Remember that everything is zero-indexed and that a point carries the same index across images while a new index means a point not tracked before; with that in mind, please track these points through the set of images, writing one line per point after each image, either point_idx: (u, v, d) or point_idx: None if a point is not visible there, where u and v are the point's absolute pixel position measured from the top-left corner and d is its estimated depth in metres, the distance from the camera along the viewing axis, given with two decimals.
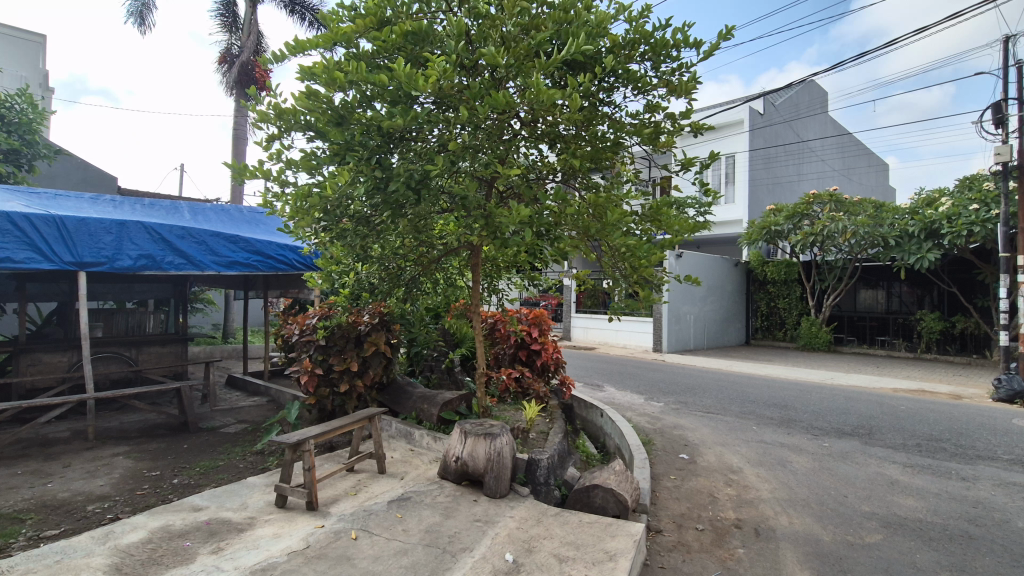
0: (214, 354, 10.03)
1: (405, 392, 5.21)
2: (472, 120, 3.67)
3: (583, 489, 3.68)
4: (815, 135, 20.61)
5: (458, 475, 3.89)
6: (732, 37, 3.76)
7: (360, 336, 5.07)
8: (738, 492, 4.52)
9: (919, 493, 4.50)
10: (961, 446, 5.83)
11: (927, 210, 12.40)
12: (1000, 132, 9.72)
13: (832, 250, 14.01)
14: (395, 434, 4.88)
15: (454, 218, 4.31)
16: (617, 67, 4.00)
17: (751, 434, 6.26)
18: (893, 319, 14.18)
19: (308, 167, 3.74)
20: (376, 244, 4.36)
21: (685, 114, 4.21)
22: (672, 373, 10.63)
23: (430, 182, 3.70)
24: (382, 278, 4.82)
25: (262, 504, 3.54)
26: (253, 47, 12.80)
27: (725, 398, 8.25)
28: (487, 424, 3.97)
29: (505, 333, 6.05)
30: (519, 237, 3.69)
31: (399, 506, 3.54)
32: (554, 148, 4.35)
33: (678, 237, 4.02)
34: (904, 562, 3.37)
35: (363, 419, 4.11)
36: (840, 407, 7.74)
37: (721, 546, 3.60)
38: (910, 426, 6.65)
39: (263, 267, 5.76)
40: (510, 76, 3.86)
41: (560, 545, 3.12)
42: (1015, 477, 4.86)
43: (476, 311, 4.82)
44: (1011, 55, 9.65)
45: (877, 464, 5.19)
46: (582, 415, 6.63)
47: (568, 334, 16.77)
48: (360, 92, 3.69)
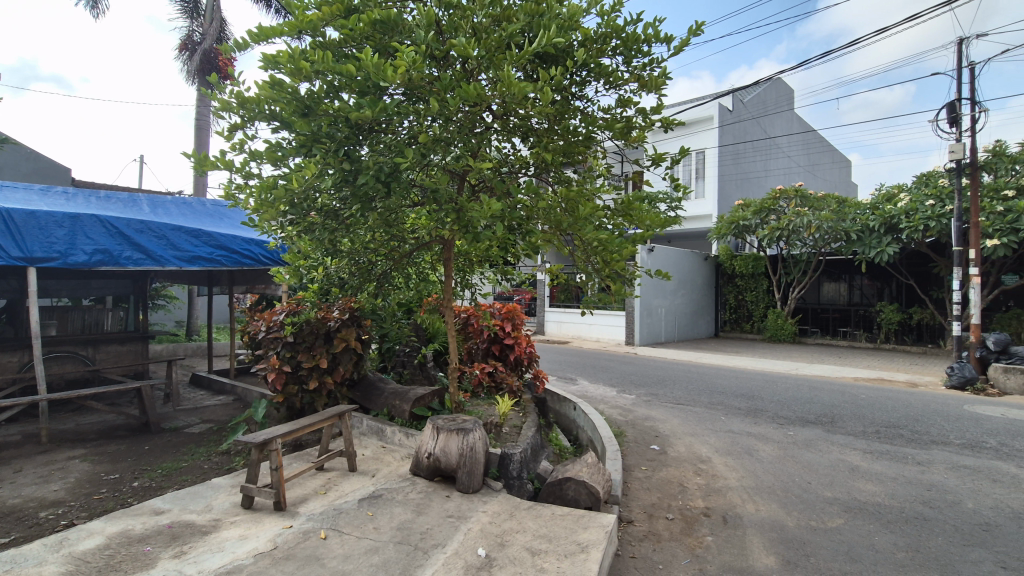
0: (177, 352, 9.71)
1: (376, 388, 5.14)
2: (443, 112, 3.64)
3: (556, 482, 3.70)
4: (781, 132, 21.11)
5: (430, 471, 3.86)
6: (701, 34, 3.81)
7: (329, 332, 4.98)
8: (707, 481, 4.61)
9: (878, 478, 4.68)
10: (916, 432, 6.08)
11: (887, 206, 12.78)
12: (954, 130, 10.11)
13: (797, 244, 14.50)
14: (366, 431, 4.81)
15: (425, 211, 4.27)
16: (588, 61, 3.99)
17: (719, 424, 6.40)
18: (854, 311, 14.68)
19: (274, 159, 3.61)
20: (346, 238, 4.27)
21: (656, 109, 4.23)
22: (644, 366, 10.79)
23: (400, 175, 3.66)
24: (352, 272, 4.73)
25: (228, 506, 3.45)
26: (215, 34, 12.37)
27: (695, 389, 8.43)
28: (459, 420, 3.94)
29: (477, 328, 6.02)
30: (491, 231, 3.65)
31: (370, 504, 3.49)
32: (527, 142, 4.32)
33: (649, 232, 4.07)
34: (864, 545, 3.49)
35: (333, 416, 4.03)
36: (804, 396, 7.98)
37: (690, 534, 3.67)
38: (869, 413, 6.91)
39: (227, 262, 5.59)
40: (481, 68, 3.82)
41: (533, 538, 3.13)
42: (966, 461, 5.09)
43: (448, 305, 4.77)
44: (964, 56, 10.05)
45: (839, 451, 5.38)
46: (555, 409, 6.66)
47: (541, 329, 16.82)
48: (327, 82, 3.60)
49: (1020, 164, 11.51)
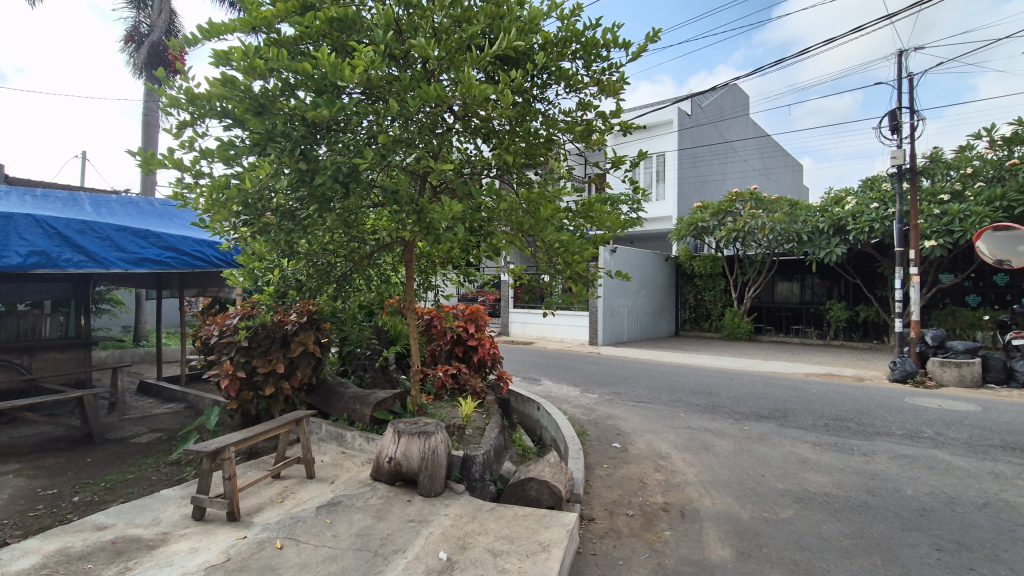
0: (124, 358, 9.27)
1: (335, 392, 5.05)
2: (403, 113, 3.60)
3: (519, 483, 3.72)
4: (737, 136, 21.81)
5: (391, 476, 3.81)
6: (658, 40, 3.90)
7: (286, 336, 4.86)
8: (666, 477, 4.73)
9: (826, 469, 4.89)
10: (861, 424, 6.39)
11: (835, 209, 13.38)
12: (896, 137, 10.69)
13: (752, 245, 14.92)
14: (325, 437, 4.71)
15: (386, 212, 4.21)
16: (548, 64, 4.03)
17: (679, 421, 6.56)
18: (806, 309, 15.31)
19: (225, 158, 3.49)
20: (303, 240, 4.16)
21: (616, 113, 4.31)
22: (607, 365, 10.96)
23: (359, 175, 3.60)
24: (310, 274, 4.63)
25: (177, 518, 3.32)
26: (165, 26, 11.85)
27: (655, 387, 8.62)
28: (421, 423, 3.91)
29: (440, 330, 5.98)
30: (453, 233, 3.63)
31: (328, 511, 3.42)
32: (489, 143, 4.32)
33: (610, 234, 4.15)
34: (812, 534, 3.64)
35: (290, 422, 3.92)
36: (759, 392, 8.27)
37: (649, 529, 3.75)
38: (819, 407, 7.21)
39: (178, 264, 5.35)
40: (442, 69, 3.80)
41: (495, 539, 3.13)
42: (907, 451, 5.38)
43: (410, 307, 4.72)
44: (904, 67, 10.64)
45: (791, 444, 5.60)
46: (519, 409, 6.66)
47: (505, 329, 16.85)
48: (282, 79, 3.51)
49: (954, 169, 12.28)
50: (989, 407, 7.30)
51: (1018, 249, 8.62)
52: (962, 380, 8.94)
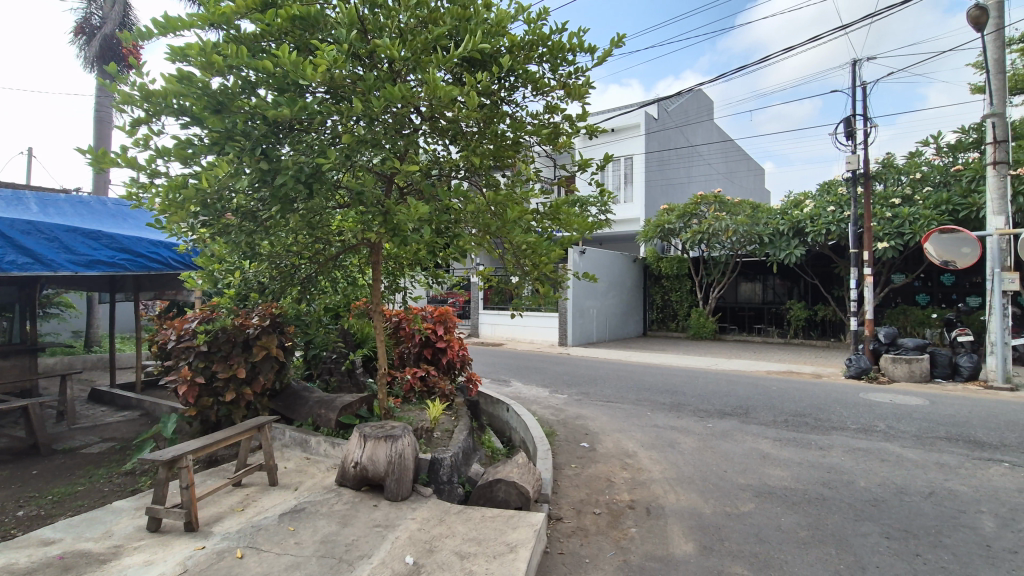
0: (74, 364, 8.87)
1: (300, 397, 4.96)
2: (368, 113, 3.56)
3: (486, 484, 3.72)
4: (702, 140, 22.36)
5: (356, 481, 3.76)
6: (623, 45, 3.97)
7: (248, 340, 4.74)
8: (632, 475, 4.81)
9: (785, 463, 5.05)
10: (819, 419, 6.63)
11: (795, 212, 13.86)
12: (850, 143, 11.15)
13: (716, 246, 15.22)
14: (289, 443, 4.61)
15: (352, 213, 4.15)
16: (515, 67, 4.05)
17: (645, 419, 6.67)
18: (768, 309, 15.80)
19: (183, 157, 3.38)
20: (265, 241, 4.06)
21: (582, 116, 4.35)
22: (576, 365, 11.06)
23: (322, 176, 3.54)
24: (273, 276, 4.53)
25: (131, 530, 3.19)
26: (119, 19, 11.39)
27: (623, 386, 8.74)
28: (387, 426, 3.86)
29: (409, 332, 5.94)
30: (419, 234, 3.60)
31: (291, 518, 3.35)
32: (456, 145, 4.31)
33: (577, 235, 4.20)
34: (770, 526, 3.76)
35: (251, 429, 3.82)
36: (723, 390, 8.49)
37: (616, 527, 3.80)
38: (779, 404, 7.44)
39: (132, 266, 5.16)
40: (408, 69, 3.78)
41: (462, 542, 3.13)
42: (860, 444, 5.60)
43: (377, 309, 4.65)
44: (858, 76, 11.12)
45: (752, 440, 5.76)
46: (489, 411, 6.64)
47: (475, 330, 16.83)
48: (242, 76, 3.43)
49: (905, 174, 12.88)
50: (936, 401, 7.67)
51: (962, 250, 9.07)
52: (912, 375, 9.35)
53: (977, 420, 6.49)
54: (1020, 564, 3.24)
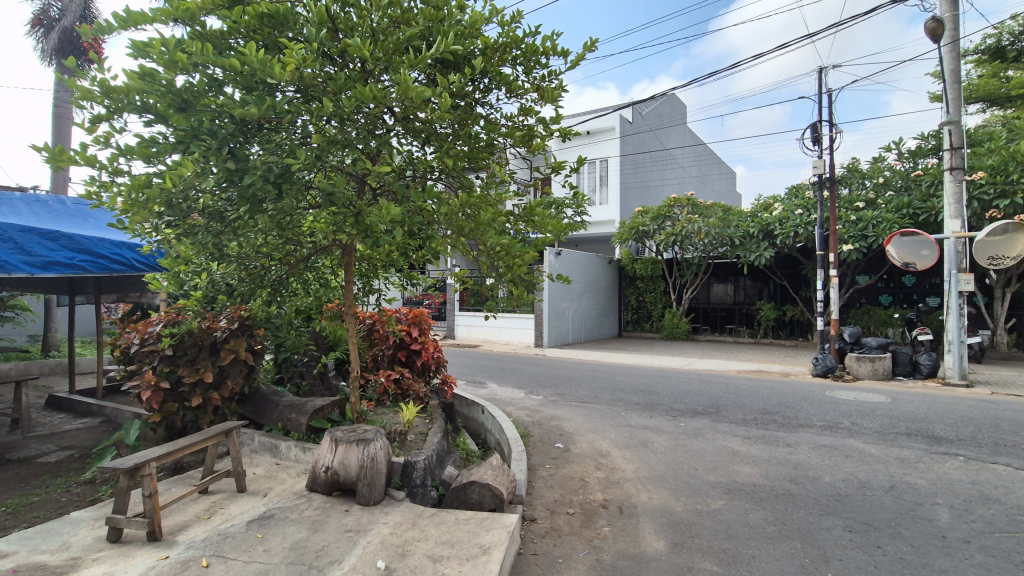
0: (30, 370, 8.51)
1: (270, 401, 4.87)
2: (339, 112, 3.51)
3: (460, 487, 3.71)
4: (675, 144, 22.73)
5: (328, 486, 3.71)
6: (595, 49, 4.01)
7: (215, 343, 4.63)
8: (606, 474, 4.85)
9: (754, 460, 5.17)
10: (787, 417, 6.79)
11: (764, 215, 14.22)
12: (817, 148, 11.48)
13: (689, 248, 15.46)
14: (258, 448, 4.52)
15: (324, 214, 4.10)
16: (488, 69, 4.05)
17: (619, 419, 6.74)
18: (739, 310, 16.15)
19: (146, 156, 3.29)
20: (234, 242, 3.97)
21: (555, 119, 4.38)
22: (552, 367, 11.11)
23: (292, 176, 3.49)
24: (241, 278, 4.44)
25: (90, 541, 3.08)
26: (80, 11, 10.99)
27: (598, 387, 8.82)
28: (360, 430, 3.82)
29: (383, 334, 5.89)
30: (392, 236, 3.57)
31: (260, 525, 3.28)
32: (429, 146, 4.29)
33: (551, 236, 4.22)
34: (739, 522, 3.84)
35: (218, 434, 3.73)
36: (696, 389, 8.64)
37: (589, 527, 3.83)
38: (749, 402, 7.61)
39: (92, 268, 4.99)
40: (380, 70, 3.76)
41: (435, 545, 3.11)
42: (826, 441, 5.77)
43: (350, 311, 4.58)
44: (824, 83, 11.46)
45: (722, 438, 5.88)
46: (464, 413, 6.62)
47: (451, 332, 16.75)
48: (208, 74, 3.36)
49: (869, 179, 13.32)
50: (897, 398, 7.95)
51: (922, 252, 9.43)
52: (875, 373, 9.69)
53: (936, 416, 6.75)
54: (973, 553, 3.38)
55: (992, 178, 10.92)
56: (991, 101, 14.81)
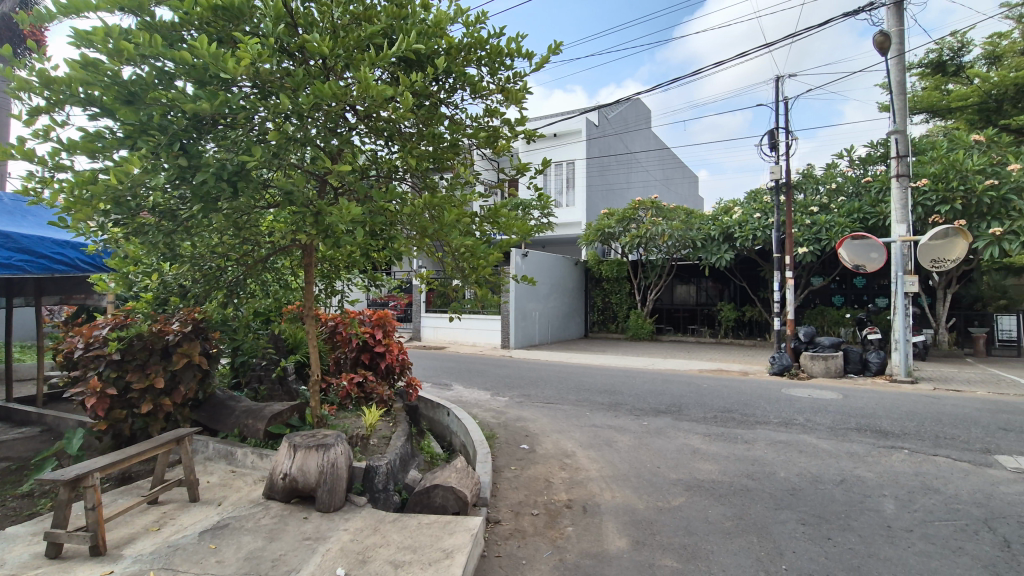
0: None
1: (225, 407, 4.71)
2: (298, 109, 3.43)
3: (424, 490, 3.66)
4: (640, 148, 23.14)
5: (286, 493, 3.60)
6: (559, 52, 4.03)
7: (167, 347, 4.45)
8: (570, 474, 4.89)
9: (713, 457, 5.30)
10: (745, 414, 6.99)
11: (725, 218, 14.63)
12: (774, 154, 11.88)
13: (653, 250, 15.74)
14: (213, 455, 4.37)
15: (283, 214, 4.00)
16: (452, 69, 4.02)
17: (584, 419, 6.81)
18: (701, 310, 16.56)
19: (90, 151, 3.12)
20: (187, 242, 3.84)
21: (520, 121, 4.37)
22: (518, 368, 11.13)
23: (248, 174, 3.38)
24: (195, 279, 4.28)
25: (27, 558, 2.91)
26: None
27: (564, 388, 8.89)
28: (319, 435, 3.73)
29: (346, 337, 5.78)
30: (353, 236, 3.49)
31: (213, 536, 3.16)
32: (393, 146, 4.24)
33: (515, 238, 4.24)
34: (699, 519, 3.93)
35: (169, 442, 3.57)
36: (659, 388, 8.80)
37: (553, 527, 3.84)
38: (709, 401, 7.80)
39: (33, 269, 4.71)
40: (341, 67, 3.70)
41: (396, 550, 3.06)
42: (782, 437, 5.96)
43: (310, 313, 4.45)
44: (780, 92, 11.88)
45: (684, 436, 6.00)
46: (429, 416, 6.55)
47: (417, 334, 16.58)
48: (157, 67, 3.22)
49: (822, 184, 13.85)
50: (848, 394, 8.29)
51: (871, 255, 9.86)
52: (828, 371, 10.10)
53: (883, 411, 7.08)
54: (915, 541, 3.56)
55: (934, 185, 11.53)
56: (933, 113, 15.64)
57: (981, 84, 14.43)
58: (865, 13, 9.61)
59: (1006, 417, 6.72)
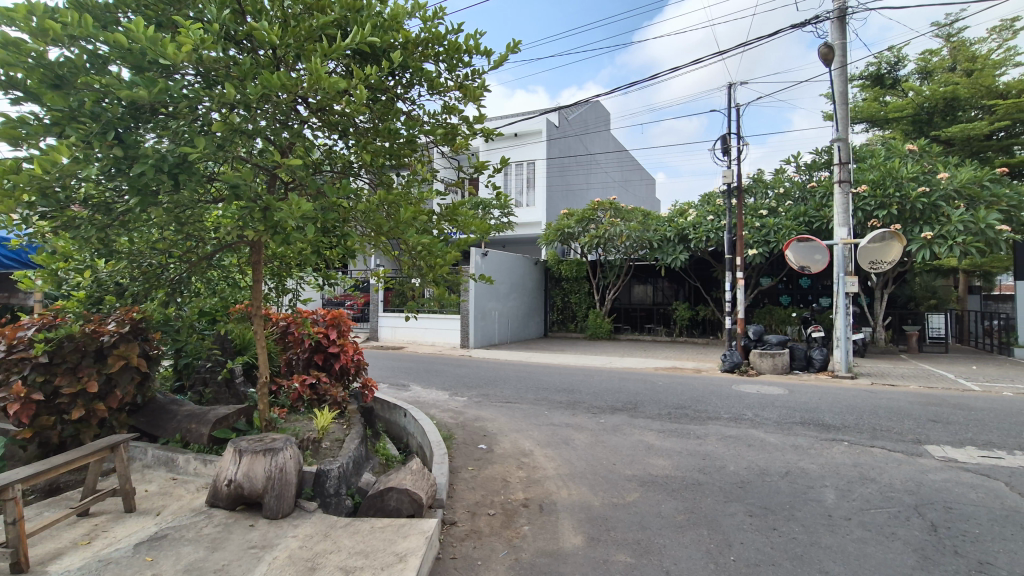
0: None
1: (166, 412, 4.48)
2: (244, 100, 3.29)
3: (377, 494, 3.58)
4: (599, 150, 23.49)
5: (230, 500, 3.45)
6: (518, 51, 4.02)
7: (102, 348, 4.18)
8: (528, 473, 4.89)
9: (667, 453, 5.42)
10: (698, 410, 7.20)
11: (680, 220, 15.02)
12: (727, 159, 12.28)
13: (611, 251, 16.00)
14: (152, 463, 4.15)
15: (230, 209, 3.82)
16: (409, 63, 3.95)
17: (542, 418, 6.83)
18: (657, 310, 16.96)
19: (13, 138, 2.89)
20: (123, 236, 3.62)
21: (479, 119, 4.33)
22: (478, 368, 11.08)
23: (191, 166, 3.21)
24: (134, 277, 4.05)
25: None
26: None
27: (523, 387, 8.91)
28: (267, 439, 3.59)
29: (298, 337, 5.61)
30: (303, 233, 3.35)
31: (150, 547, 3.00)
32: (347, 140, 4.12)
33: (473, 237, 4.19)
34: (652, 513, 4.01)
35: (103, 449, 3.35)
36: (616, 386, 8.95)
37: (509, 527, 3.83)
38: (664, 397, 8.00)
39: None
40: (292, 58, 3.59)
41: (347, 556, 2.98)
42: (731, 432, 6.16)
43: (258, 313, 4.26)
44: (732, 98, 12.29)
45: (639, 433, 6.11)
46: (385, 418, 6.42)
47: (374, 334, 16.27)
48: (89, 49, 3.02)
49: (771, 189, 14.42)
50: (794, 390, 8.67)
51: (815, 257, 10.33)
52: (775, 368, 10.53)
53: (825, 405, 7.44)
54: (853, 528, 3.74)
55: (873, 192, 12.21)
56: (872, 123, 16.53)
57: (914, 97, 15.37)
58: (811, 25, 10.07)
59: (934, 409, 7.18)
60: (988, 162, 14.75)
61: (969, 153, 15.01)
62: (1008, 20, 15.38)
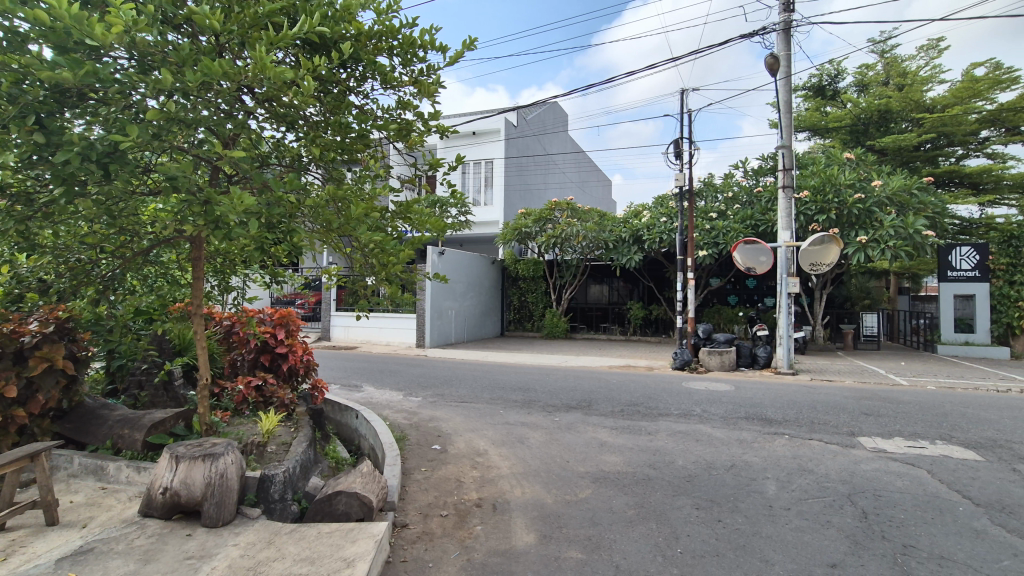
0: None
1: (96, 417, 4.20)
2: (183, 86, 3.11)
3: (325, 499, 3.48)
4: (557, 150, 23.69)
5: (166, 509, 3.27)
6: (473, 48, 3.98)
7: (21, 350, 3.85)
8: (482, 473, 4.88)
9: (619, 450, 5.52)
10: (650, 407, 7.37)
11: (634, 221, 15.35)
12: (679, 162, 12.66)
13: (568, 250, 16.17)
14: (79, 471, 3.89)
15: (167, 201, 3.62)
16: (361, 56, 3.85)
17: (498, 417, 6.83)
18: (612, 309, 17.28)
19: None
20: (45, 228, 3.37)
21: (434, 115, 4.26)
22: (433, 367, 10.97)
23: (124, 155, 3.02)
24: (59, 273, 3.80)
25: None
26: None
27: (479, 386, 8.88)
28: (207, 444, 3.42)
29: (243, 337, 5.38)
30: (246, 229, 3.20)
31: (74, 562, 2.81)
32: (296, 133, 3.98)
33: (428, 235, 4.10)
34: (603, 509, 4.07)
35: (21, 459, 3.10)
36: (571, 385, 9.06)
37: (461, 527, 3.81)
38: (617, 395, 8.14)
39: None
40: (235, 45, 3.44)
41: (292, 563, 2.88)
42: (681, 428, 6.33)
43: (199, 310, 4.04)
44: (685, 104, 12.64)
45: (592, 430, 6.20)
46: (336, 419, 6.26)
47: (326, 334, 15.84)
48: (7, 26, 2.79)
49: (720, 193, 14.93)
50: (739, 386, 9.01)
51: (759, 259, 10.77)
52: (723, 365, 10.93)
53: (769, 401, 7.76)
54: (792, 518, 3.91)
55: (814, 197, 12.85)
56: (814, 131, 17.37)
57: (852, 107, 16.25)
58: (759, 35, 10.48)
59: (866, 403, 7.63)
60: (917, 171, 15.80)
61: (899, 163, 16.02)
62: (934, 40, 16.54)
